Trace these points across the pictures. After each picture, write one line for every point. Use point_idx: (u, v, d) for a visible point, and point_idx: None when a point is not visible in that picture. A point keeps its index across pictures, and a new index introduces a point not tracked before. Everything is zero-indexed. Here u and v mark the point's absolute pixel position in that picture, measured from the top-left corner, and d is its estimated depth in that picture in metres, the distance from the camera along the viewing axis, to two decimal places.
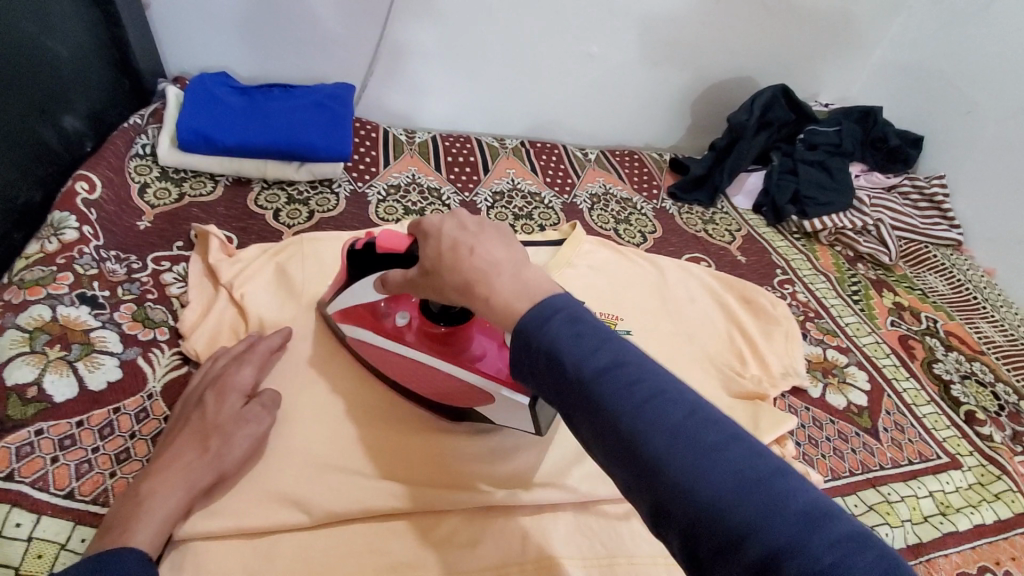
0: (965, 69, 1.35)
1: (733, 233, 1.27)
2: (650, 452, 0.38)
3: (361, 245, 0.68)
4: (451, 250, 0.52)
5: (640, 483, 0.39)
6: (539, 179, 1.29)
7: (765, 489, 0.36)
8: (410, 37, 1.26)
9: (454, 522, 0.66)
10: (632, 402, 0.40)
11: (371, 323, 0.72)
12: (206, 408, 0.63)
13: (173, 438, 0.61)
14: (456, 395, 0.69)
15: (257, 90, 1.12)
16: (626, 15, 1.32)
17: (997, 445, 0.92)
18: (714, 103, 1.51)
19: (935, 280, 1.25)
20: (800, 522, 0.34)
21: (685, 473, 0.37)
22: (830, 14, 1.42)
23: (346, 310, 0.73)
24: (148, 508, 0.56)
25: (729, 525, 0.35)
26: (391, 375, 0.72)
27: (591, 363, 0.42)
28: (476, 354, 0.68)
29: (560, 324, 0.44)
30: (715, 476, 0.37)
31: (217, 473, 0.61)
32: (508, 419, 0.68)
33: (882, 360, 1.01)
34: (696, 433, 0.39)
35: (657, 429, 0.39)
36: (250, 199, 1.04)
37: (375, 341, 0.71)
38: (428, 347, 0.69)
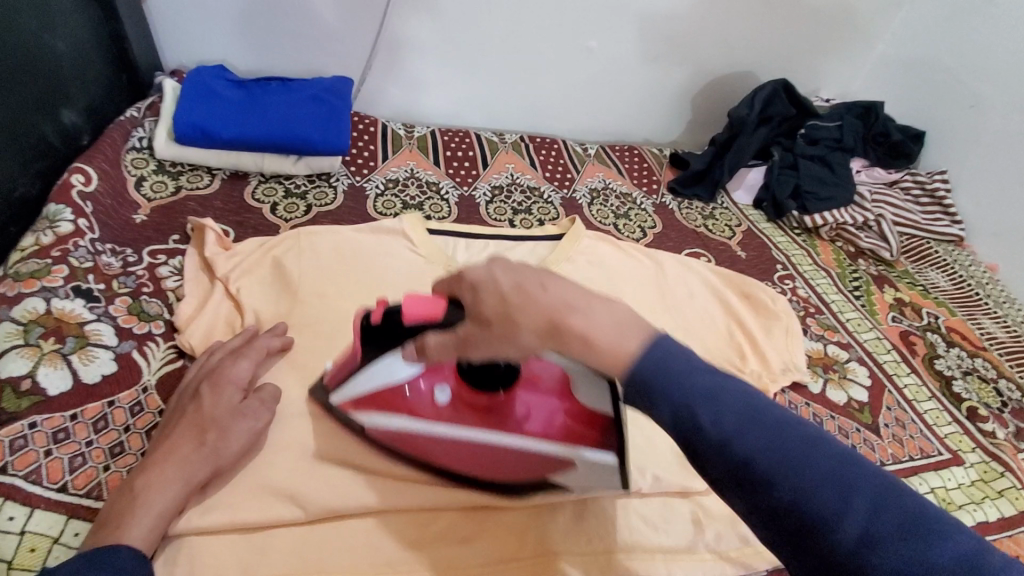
0: (967, 63, 1.34)
1: (733, 228, 1.27)
2: (739, 456, 0.40)
3: (380, 319, 0.61)
4: (519, 292, 0.45)
5: (729, 481, 0.41)
6: (538, 174, 1.28)
7: (848, 485, 0.38)
8: (408, 30, 1.25)
9: (451, 517, 0.65)
10: (712, 410, 0.42)
11: (405, 406, 0.66)
12: (202, 401, 0.63)
13: (169, 432, 0.61)
14: (527, 468, 0.64)
15: (254, 84, 1.11)
16: (626, 9, 1.31)
17: (1000, 441, 0.91)
18: (715, 98, 1.51)
19: (937, 276, 1.24)
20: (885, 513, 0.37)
21: (772, 474, 0.39)
22: (831, 8, 1.41)
23: (369, 393, 0.66)
24: (146, 503, 0.56)
25: (817, 520, 0.38)
26: (442, 458, 0.66)
27: (694, 390, 0.42)
28: (534, 417, 0.64)
29: (631, 337, 0.45)
30: (800, 475, 0.39)
31: (214, 467, 0.61)
32: (588, 483, 0.65)
33: (883, 356, 1.01)
34: (779, 432, 0.40)
35: (742, 433, 0.41)
36: (247, 192, 1.04)
37: (418, 427, 0.65)
38: (481, 421, 0.64)
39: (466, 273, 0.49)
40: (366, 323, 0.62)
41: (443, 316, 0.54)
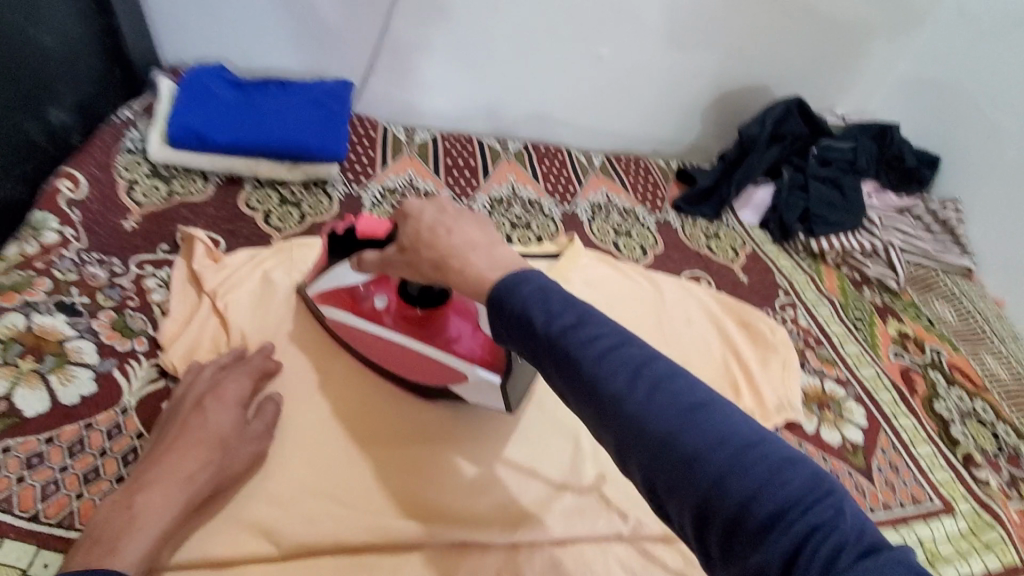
0: (987, 89, 1.30)
1: (737, 250, 1.24)
2: (615, 397, 0.43)
3: (344, 230, 0.72)
4: (429, 229, 0.56)
5: (607, 423, 0.43)
6: (539, 185, 1.26)
7: (708, 421, 0.41)
8: (411, 33, 1.22)
9: (425, 557, 0.65)
10: (595, 355, 0.44)
11: (352, 305, 0.74)
12: (203, 418, 0.63)
13: (170, 448, 0.60)
14: (436, 376, 0.72)
15: (252, 86, 1.09)
16: (635, 20, 1.27)
17: (993, 491, 0.89)
18: (726, 112, 1.47)
19: (943, 309, 1.20)
20: (738, 445, 0.40)
21: (642, 413, 0.42)
22: (850, 24, 1.36)
23: (324, 291, 0.76)
24: (147, 525, 0.55)
25: (682, 455, 0.40)
26: (369, 351, 0.75)
27: (580, 336, 0.45)
28: (456, 338, 0.71)
29: (531, 289, 0.48)
30: (666, 412, 0.41)
31: (211, 490, 0.61)
32: (481, 398, 0.72)
33: (881, 395, 0.98)
34: (652, 375, 0.43)
35: (619, 375, 0.43)
36: (241, 200, 1.02)
37: (355, 322, 0.74)
38: (407, 330, 0.72)
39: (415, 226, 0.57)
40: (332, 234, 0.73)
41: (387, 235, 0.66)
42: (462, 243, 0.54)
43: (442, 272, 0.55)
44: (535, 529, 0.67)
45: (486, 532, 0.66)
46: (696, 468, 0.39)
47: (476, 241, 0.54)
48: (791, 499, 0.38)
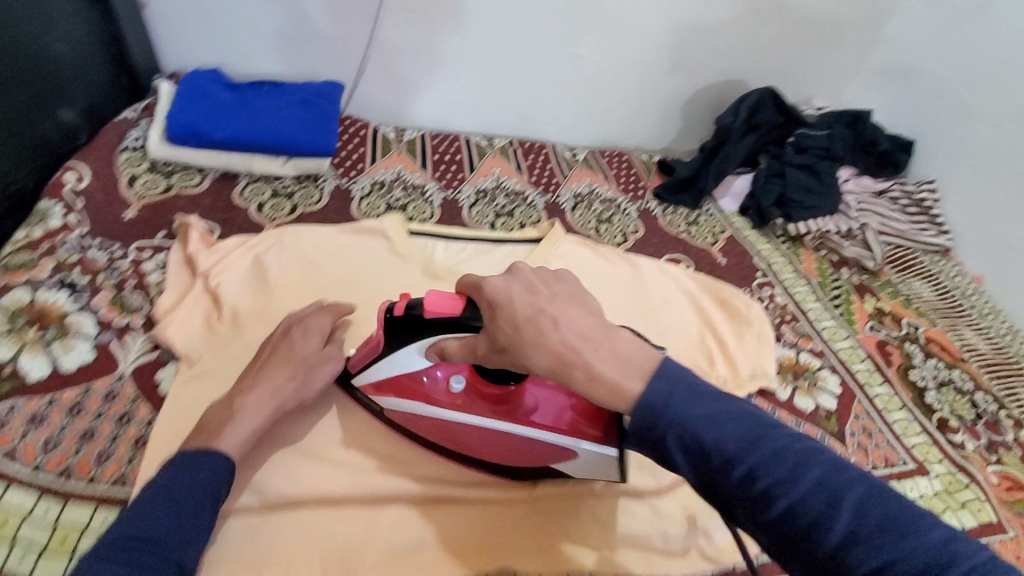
0: (958, 74, 1.34)
1: (716, 235, 1.28)
2: (789, 510, 0.43)
3: (405, 312, 0.62)
4: (532, 323, 0.52)
5: (779, 534, 0.44)
6: (524, 178, 1.31)
7: (891, 530, 0.41)
8: (398, 36, 1.28)
9: (401, 509, 0.68)
10: (763, 465, 0.45)
11: (423, 395, 0.68)
12: (292, 341, 0.72)
13: (266, 364, 0.70)
14: (529, 456, 0.67)
15: (248, 87, 1.16)
16: (613, 19, 1.33)
17: (969, 453, 0.91)
18: (706, 106, 1.51)
19: (921, 286, 1.23)
20: (926, 555, 0.40)
21: (820, 525, 0.42)
22: (823, 17, 1.41)
23: (388, 380, 0.69)
24: (243, 420, 0.65)
25: (870, 571, 0.40)
26: (452, 442, 0.69)
27: (743, 445, 0.46)
28: (543, 410, 0.66)
29: (683, 397, 0.49)
30: (846, 522, 0.42)
31: (294, 404, 0.70)
32: (589, 471, 0.67)
33: (856, 365, 1.01)
34: (823, 481, 0.43)
35: (793, 489, 0.43)
36: (235, 192, 1.07)
37: (434, 414, 0.68)
38: (493, 413, 0.66)
39: (484, 286, 0.55)
40: (388, 315, 0.64)
41: (462, 315, 0.58)
42: (575, 338, 0.51)
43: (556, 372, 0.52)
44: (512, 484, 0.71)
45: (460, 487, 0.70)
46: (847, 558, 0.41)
47: (588, 334, 0.52)
48: None
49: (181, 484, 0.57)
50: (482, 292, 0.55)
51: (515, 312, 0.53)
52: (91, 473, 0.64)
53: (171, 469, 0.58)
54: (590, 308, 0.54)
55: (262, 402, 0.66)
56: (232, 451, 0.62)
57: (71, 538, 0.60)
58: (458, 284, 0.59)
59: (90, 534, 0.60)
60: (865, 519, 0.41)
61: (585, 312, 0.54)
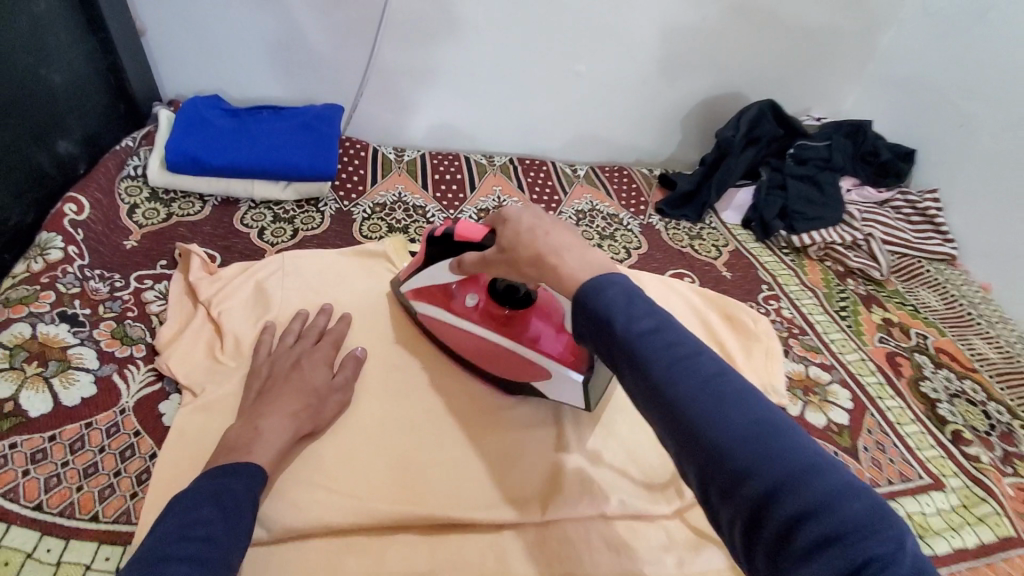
0: (955, 82, 1.33)
1: (720, 248, 1.27)
2: (677, 400, 0.44)
3: (443, 233, 0.76)
4: (529, 231, 0.60)
5: (666, 423, 0.44)
6: (525, 196, 1.30)
7: (770, 440, 0.41)
8: (397, 59, 1.29)
9: (409, 539, 0.66)
10: (667, 359, 0.46)
11: (445, 302, 0.82)
12: (302, 370, 0.74)
13: (278, 392, 0.70)
14: (514, 371, 0.78)
15: (247, 113, 1.16)
16: (609, 37, 1.34)
17: (985, 465, 0.88)
18: (704, 120, 1.52)
19: (928, 295, 1.23)
20: (798, 468, 0.39)
21: (704, 419, 0.42)
22: (818, 29, 1.42)
23: (421, 287, 0.83)
24: (272, 439, 0.65)
25: (736, 467, 0.40)
26: (456, 346, 0.82)
27: (654, 340, 0.47)
28: (537, 340, 0.76)
29: (615, 293, 0.50)
30: (729, 422, 0.42)
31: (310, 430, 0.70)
32: (563, 396, 0.77)
33: (866, 378, 0.99)
34: (719, 387, 0.44)
35: (688, 383, 0.44)
36: (236, 218, 1.07)
37: (448, 318, 0.81)
38: (494, 327, 0.78)
39: (503, 212, 0.64)
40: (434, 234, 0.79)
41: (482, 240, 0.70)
42: (557, 247, 0.57)
43: (538, 268, 0.58)
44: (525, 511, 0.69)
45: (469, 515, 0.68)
46: (749, 481, 0.40)
47: (568, 244, 0.57)
48: (830, 504, 0.38)
49: (226, 490, 0.57)
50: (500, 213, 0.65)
51: (518, 224, 0.62)
52: (94, 510, 0.63)
53: (213, 476, 0.58)
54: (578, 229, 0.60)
55: (271, 427, 0.66)
56: (267, 465, 0.63)
57: None
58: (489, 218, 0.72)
59: (94, 570, 0.59)
60: (748, 424, 0.42)
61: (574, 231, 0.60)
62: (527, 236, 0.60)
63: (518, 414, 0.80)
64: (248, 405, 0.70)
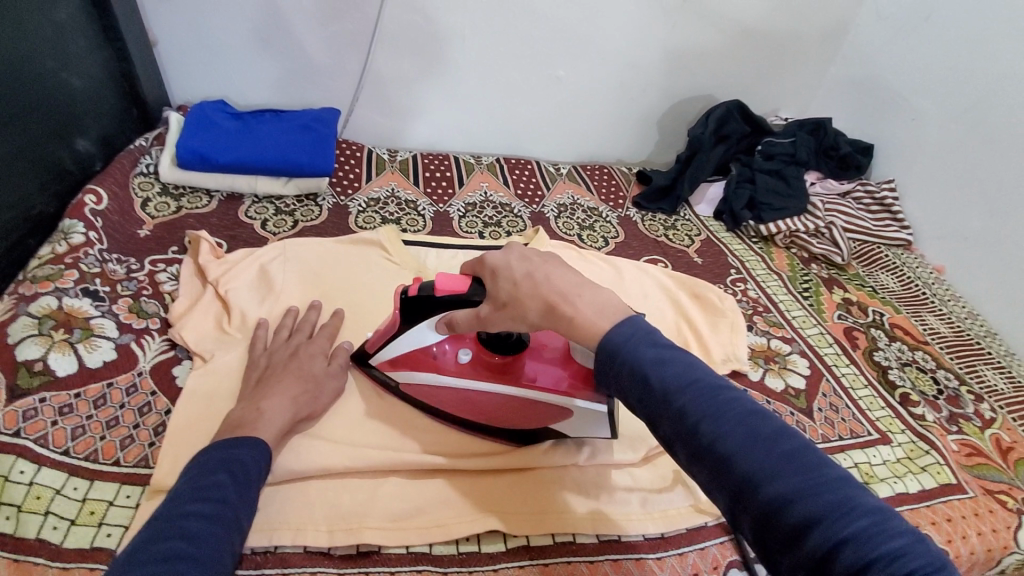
0: (906, 81, 1.43)
1: (692, 237, 1.36)
2: (728, 456, 0.47)
3: (418, 294, 0.73)
4: (528, 280, 0.62)
5: (720, 480, 0.47)
6: (510, 191, 1.39)
7: (826, 489, 0.43)
8: (389, 66, 1.39)
9: (398, 481, 0.74)
10: (713, 414, 0.49)
11: (431, 366, 0.79)
12: (301, 360, 0.78)
13: (279, 378, 0.74)
14: (531, 419, 0.77)
15: (250, 115, 1.25)
16: (586, 44, 1.44)
17: (929, 423, 0.97)
18: (679, 121, 1.62)
19: (886, 278, 1.31)
20: (859, 520, 0.41)
21: (758, 475, 0.45)
22: (782, 35, 1.52)
23: (403, 355, 0.79)
24: (273, 418, 0.68)
25: (796, 522, 0.43)
26: (459, 410, 0.79)
27: (697, 396, 0.50)
28: (542, 378, 0.77)
29: (651, 351, 0.54)
30: (782, 477, 0.44)
31: (308, 413, 0.74)
32: (583, 430, 0.77)
33: (824, 348, 1.08)
34: (769, 440, 0.47)
35: (736, 438, 0.47)
36: (241, 211, 1.16)
37: (444, 382, 0.78)
38: (497, 378, 0.78)
39: (486, 260, 0.67)
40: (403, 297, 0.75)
41: (471, 290, 0.69)
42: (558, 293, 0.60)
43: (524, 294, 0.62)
44: (501, 457, 0.77)
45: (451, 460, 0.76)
46: (788, 512, 0.43)
47: (565, 290, 0.60)
48: (891, 555, 0.40)
49: (234, 460, 0.60)
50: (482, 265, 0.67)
51: (512, 275, 0.63)
52: (116, 456, 0.70)
53: (221, 447, 0.61)
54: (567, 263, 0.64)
55: (274, 383, 0.74)
56: (269, 440, 0.66)
57: (99, 511, 0.66)
58: (464, 267, 0.72)
59: (117, 505, 0.67)
60: (802, 477, 0.44)
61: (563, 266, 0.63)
62: (529, 286, 0.62)
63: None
64: (258, 377, 0.76)
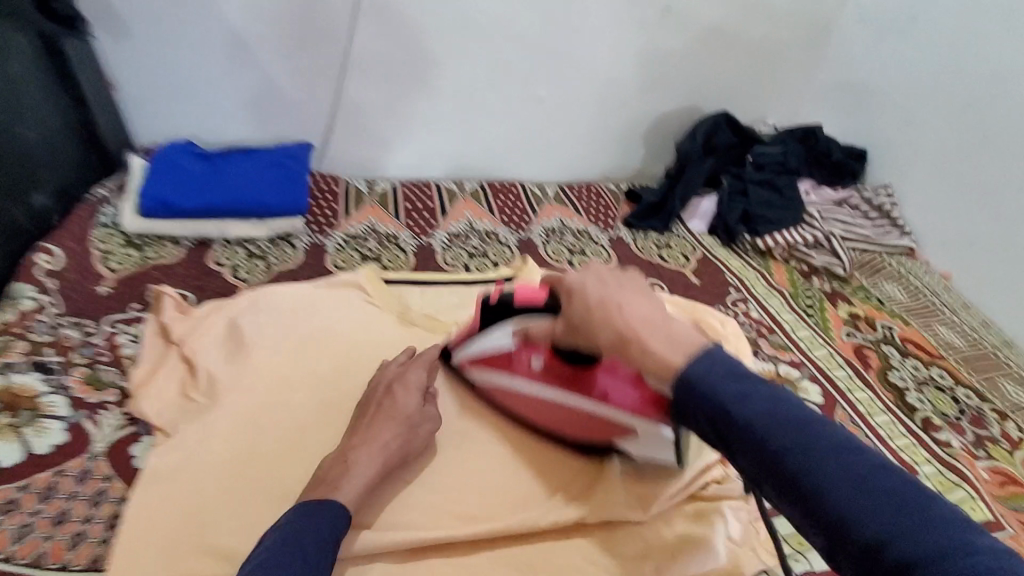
0: (896, 83, 1.39)
1: (688, 256, 1.30)
2: (821, 495, 0.46)
3: (498, 300, 0.77)
4: (601, 307, 0.60)
5: (811, 519, 0.46)
6: (495, 219, 1.33)
7: (920, 525, 0.43)
8: (363, 95, 1.33)
9: (384, 566, 0.67)
10: (803, 451, 0.47)
11: (506, 368, 0.79)
12: (393, 401, 0.77)
13: (374, 425, 0.74)
14: (597, 431, 0.76)
15: (218, 156, 1.19)
16: (567, 64, 1.40)
17: (956, 451, 0.91)
18: (665, 134, 1.57)
19: (893, 289, 1.25)
20: (958, 554, 0.41)
21: (853, 515, 0.44)
22: (765, 43, 1.49)
23: (482, 355, 0.80)
24: (356, 475, 0.68)
25: (899, 562, 0.42)
26: (535, 411, 0.80)
27: (782, 431, 0.48)
28: (611, 394, 0.73)
29: (726, 381, 0.52)
30: (877, 517, 0.44)
31: (397, 461, 0.73)
32: (650, 451, 0.74)
33: (836, 371, 1.02)
34: (860, 476, 0.46)
35: (828, 477, 0.46)
36: (210, 258, 1.09)
37: (516, 384, 0.79)
38: (566, 389, 0.76)
39: (564, 278, 0.65)
40: (485, 302, 0.78)
41: (548, 302, 0.73)
42: (638, 322, 0.57)
43: (619, 347, 0.58)
44: (484, 524, 0.71)
45: (428, 536, 0.69)
46: (888, 552, 0.42)
47: (650, 318, 0.58)
48: None
49: (307, 530, 0.60)
50: (561, 282, 0.65)
51: (585, 298, 0.61)
52: (64, 559, 0.64)
53: (302, 511, 0.62)
54: (653, 299, 0.61)
55: None
56: (349, 501, 0.66)
57: None
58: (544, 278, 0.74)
59: None
60: (893, 511, 0.44)
61: (647, 301, 0.61)
62: (602, 313, 0.60)
63: (474, 429, 0.82)
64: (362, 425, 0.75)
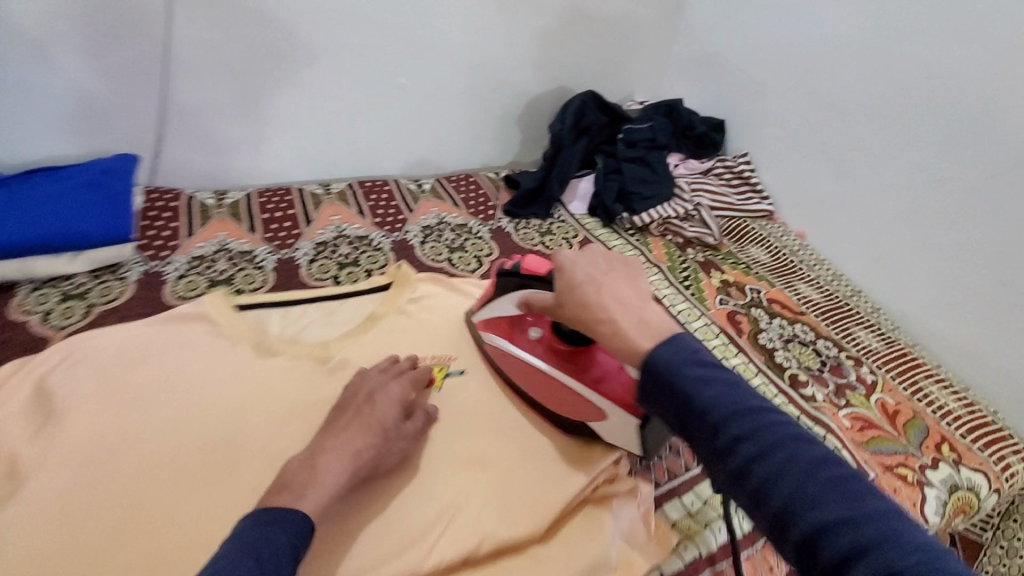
0: (744, 53, 1.45)
1: (570, 240, 1.30)
2: (767, 483, 0.46)
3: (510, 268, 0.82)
4: (586, 283, 0.62)
5: (756, 506, 0.47)
6: (366, 221, 1.23)
7: (864, 519, 0.42)
8: (195, 95, 1.17)
9: None
10: (753, 439, 0.47)
11: (512, 336, 0.85)
12: (363, 409, 0.72)
13: (349, 428, 0.70)
14: (573, 408, 0.78)
15: (12, 179, 0.99)
16: (427, 50, 1.31)
17: (820, 404, 0.97)
18: (539, 117, 1.54)
19: (757, 251, 1.33)
20: (902, 551, 0.40)
21: (797, 506, 0.44)
22: (624, 18, 1.49)
23: (494, 320, 0.87)
24: (326, 482, 0.63)
25: (839, 554, 0.41)
26: (520, 381, 0.83)
27: (735, 420, 0.49)
28: (599, 375, 0.76)
29: (690, 369, 0.52)
30: (822, 507, 0.43)
31: (367, 472, 0.69)
32: (617, 436, 0.76)
33: (712, 342, 1.05)
34: (808, 468, 0.45)
35: (776, 465, 0.46)
36: (13, 305, 0.91)
37: (513, 351, 0.84)
38: (558, 362, 0.79)
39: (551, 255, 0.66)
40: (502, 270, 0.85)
41: (547, 275, 0.77)
42: (612, 299, 0.60)
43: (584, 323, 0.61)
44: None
45: None
46: (830, 543, 0.42)
47: (627, 298, 0.60)
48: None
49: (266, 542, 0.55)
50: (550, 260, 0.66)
51: (571, 275, 0.63)
52: None
53: (259, 524, 0.57)
54: (637, 287, 0.62)
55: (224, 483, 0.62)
56: (314, 512, 0.61)
57: None
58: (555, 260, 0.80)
59: None
60: (842, 505, 0.43)
61: (632, 287, 0.62)
62: (579, 293, 0.62)
63: None
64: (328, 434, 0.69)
